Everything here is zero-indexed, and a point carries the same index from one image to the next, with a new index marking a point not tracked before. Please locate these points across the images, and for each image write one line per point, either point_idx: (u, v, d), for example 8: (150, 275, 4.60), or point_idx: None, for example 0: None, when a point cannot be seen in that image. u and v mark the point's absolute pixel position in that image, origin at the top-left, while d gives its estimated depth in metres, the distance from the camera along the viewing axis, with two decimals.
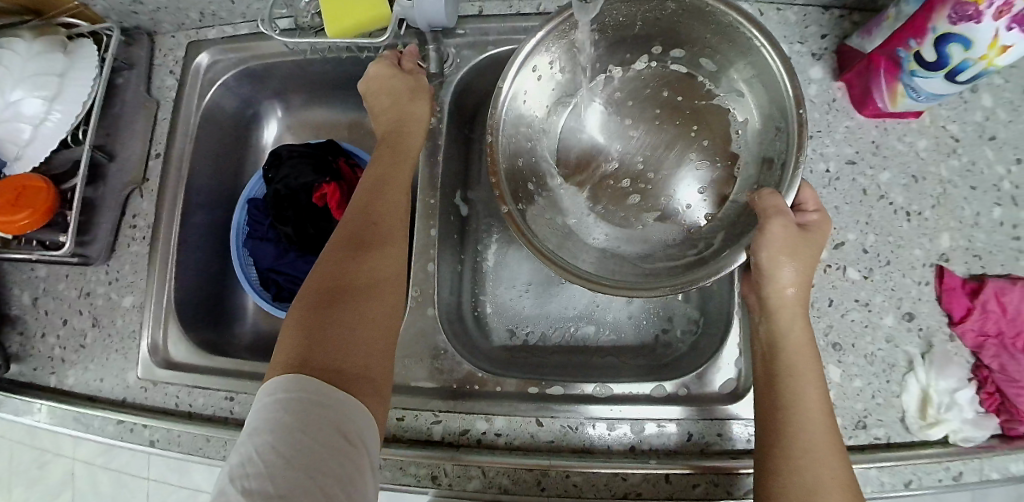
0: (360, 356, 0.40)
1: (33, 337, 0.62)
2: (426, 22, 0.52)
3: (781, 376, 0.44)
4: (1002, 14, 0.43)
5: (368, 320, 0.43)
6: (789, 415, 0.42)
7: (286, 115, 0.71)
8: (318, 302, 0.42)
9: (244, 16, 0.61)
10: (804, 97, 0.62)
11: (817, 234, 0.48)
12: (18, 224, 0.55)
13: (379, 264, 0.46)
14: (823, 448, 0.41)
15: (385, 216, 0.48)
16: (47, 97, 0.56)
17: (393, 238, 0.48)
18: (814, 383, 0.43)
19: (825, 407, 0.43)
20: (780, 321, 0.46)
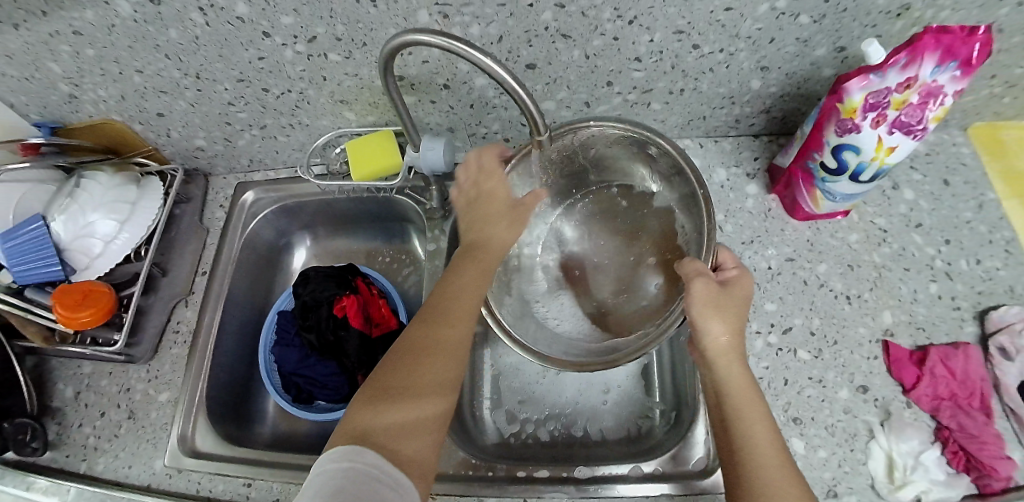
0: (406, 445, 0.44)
1: (70, 427, 0.69)
2: (429, 168, 0.65)
3: (732, 414, 0.50)
4: (877, 122, 0.56)
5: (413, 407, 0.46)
6: (745, 454, 0.47)
7: (313, 244, 0.83)
8: (366, 395, 0.47)
9: (285, 164, 0.76)
10: (744, 208, 0.73)
11: (738, 287, 0.56)
12: (78, 320, 0.65)
13: (437, 349, 0.50)
14: (779, 475, 0.45)
15: (462, 303, 0.53)
16: (119, 220, 0.68)
17: (456, 328, 0.52)
18: (761, 418, 0.49)
19: (775, 440, 0.48)
20: (721, 366, 0.52)
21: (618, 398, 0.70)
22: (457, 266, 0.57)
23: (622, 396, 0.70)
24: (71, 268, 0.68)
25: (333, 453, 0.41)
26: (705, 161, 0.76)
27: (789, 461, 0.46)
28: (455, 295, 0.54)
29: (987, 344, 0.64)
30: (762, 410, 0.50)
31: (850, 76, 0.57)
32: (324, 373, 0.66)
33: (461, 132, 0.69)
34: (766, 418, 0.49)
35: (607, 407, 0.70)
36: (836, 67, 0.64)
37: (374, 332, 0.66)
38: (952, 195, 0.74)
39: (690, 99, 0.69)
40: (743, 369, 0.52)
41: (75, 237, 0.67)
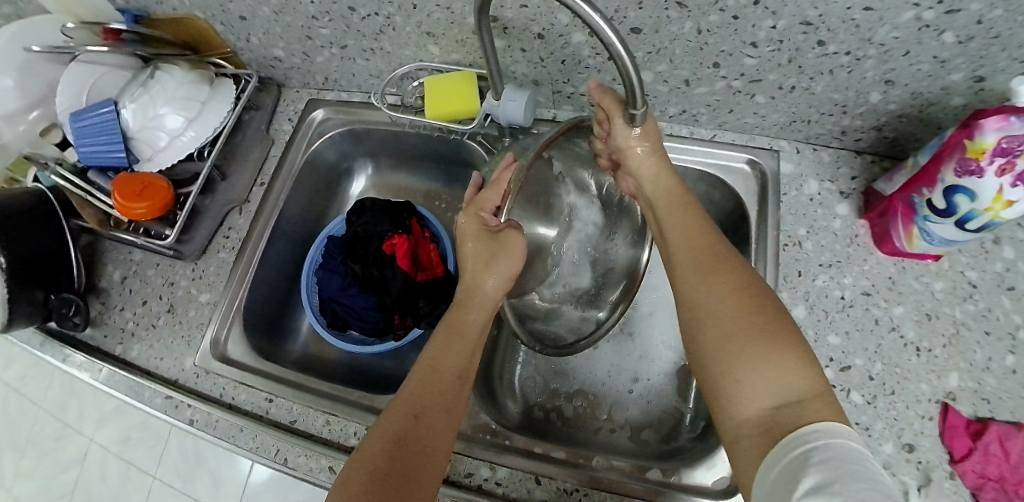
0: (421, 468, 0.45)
1: (113, 309, 0.73)
2: (507, 119, 0.62)
3: (680, 292, 0.47)
4: (1004, 171, 0.49)
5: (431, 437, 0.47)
6: (707, 319, 0.43)
7: (374, 173, 0.81)
8: (388, 428, 0.46)
9: (360, 87, 0.74)
10: (829, 229, 0.66)
11: (658, 176, 0.56)
12: (134, 211, 0.66)
13: (438, 419, 0.48)
14: (747, 337, 0.41)
15: (450, 368, 0.51)
16: (187, 117, 0.68)
17: (453, 396, 0.50)
18: (716, 281, 0.45)
19: (742, 289, 0.44)
20: (675, 249, 0.50)
21: (645, 390, 0.67)
22: (444, 343, 0.53)
23: (648, 390, 0.67)
24: (134, 157, 0.69)
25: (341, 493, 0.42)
26: (799, 169, 0.69)
27: (762, 313, 0.42)
28: (441, 359, 0.51)
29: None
30: (724, 272, 0.45)
31: (990, 113, 0.50)
32: (364, 306, 0.65)
33: (546, 87, 0.65)
34: (738, 277, 0.45)
35: (632, 398, 0.66)
36: (966, 98, 0.57)
37: (418, 277, 0.65)
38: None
39: (798, 99, 0.63)
40: (708, 239, 0.49)
41: (143, 127, 0.67)
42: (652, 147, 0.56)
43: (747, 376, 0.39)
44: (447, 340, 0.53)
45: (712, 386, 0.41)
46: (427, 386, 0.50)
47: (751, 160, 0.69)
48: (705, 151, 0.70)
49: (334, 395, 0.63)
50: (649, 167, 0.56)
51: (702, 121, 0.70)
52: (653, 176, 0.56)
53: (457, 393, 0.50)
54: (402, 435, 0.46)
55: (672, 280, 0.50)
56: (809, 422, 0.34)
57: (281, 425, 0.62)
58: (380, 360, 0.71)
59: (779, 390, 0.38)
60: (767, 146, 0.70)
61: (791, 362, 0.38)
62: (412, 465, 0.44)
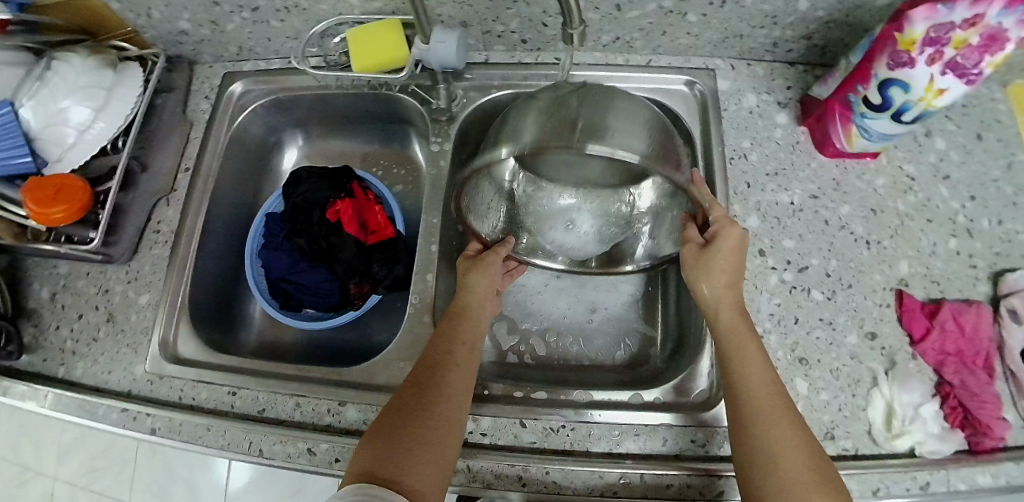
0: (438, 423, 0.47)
1: (47, 329, 0.66)
2: (439, 63, 0.59)
3: (741, 410, 0.48)
4: (933, 60, 0.50)
5: (446, 403, 0.49)
6: (763, 430, 0.46)
7: (306, 143, 0.77)
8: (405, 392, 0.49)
9: (278, 53, 0.69)
10: (771, 138, 0.67)
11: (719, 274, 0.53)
12: (51, 217, 0.60)
13: (450, 388, 0.50)
14: (800, 462, 0.44)
15: (462, 350, 0.53)
16: (94, 108, 0.62)
17: (464, 372, 0.52)
18: (778, 409, 0.47)
19: (797, 424, 0.47)
20: (747, 355, 0.50)
21: (607, 319, 0.67)
22: (452, 326, 0.55)
23: (608, 318, 0.67)
24: (42, 159, 0.62)
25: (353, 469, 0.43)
26: (735, 84, 0.69)
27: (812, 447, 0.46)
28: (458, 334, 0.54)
29: (998, 305, 0.60)
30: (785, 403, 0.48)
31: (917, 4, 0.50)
32: (314, 280, 0.62)
33: (476, 28, 0.63)
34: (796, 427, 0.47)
35: (595, 327, 0.66)
36: None
37: (369, 240, 0.63)
38: (982, 150, 0.67)
39: (730, 13, 0.62)
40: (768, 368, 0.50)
41: (47, 124, 0.61)
42: (705, 261, 0.53)
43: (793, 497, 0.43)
44: (456, 324, 0.55)
45: (761, 482, 0.44)
46: (445, 358, 0.52)
47: (689, 81, 0.69)
48: (645, 76, 0.70)
49: (302, 376, 0.60)
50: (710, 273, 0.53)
51: (637, 47, 0.69)
52: (719, 306, 0.53)
53: (469, 363, 0.52)
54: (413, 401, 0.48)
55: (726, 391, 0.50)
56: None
57: (250, 416, 0.58)
58: (342, 333, 0.68)
59: None
60: (703, 65, 0.70)
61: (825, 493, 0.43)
62: (426, 432, 0.46)
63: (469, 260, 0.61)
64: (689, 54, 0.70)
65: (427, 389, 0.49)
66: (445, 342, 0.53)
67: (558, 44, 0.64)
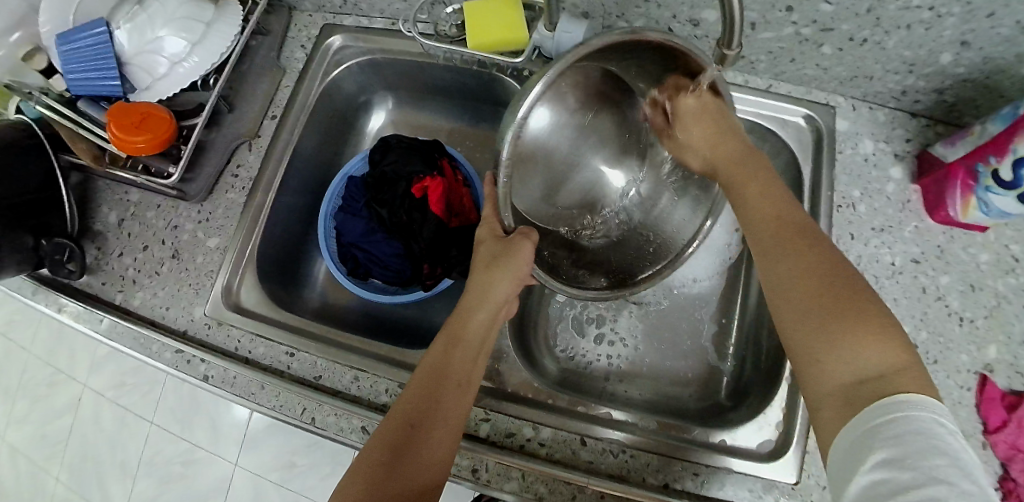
0: (421, 472, 0.43)
1: (110, 255, 0.68)
2: (559, 53, 0.56)
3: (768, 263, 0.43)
4: None
5: (433, 447, 0.45)
6: (776, 291, 0.42)
7: (394, 107, 0.75)
8: (390, 428, 0.45)
9: (382, 12, 0.66)
10: (882, 192, 0.63)
11: (692, 135, 0.53)
12: (134, 146, 0.59)
13: (434, 421, 0.45)
14: (819, 302, 0.39)
15: (451, 379, 0.48)
16: (190, 41, 0.61)
17: (452, 407, 0.47)
18: (797, 252, 0.42)
19: (827, 260, 0.41)
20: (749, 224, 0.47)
21: (676, 344, 0.65)
22: (444, 352, 0.49)
23: (676, 343, 0.65)
24: (130, 86, 0.62)
25: None
26: (852, 127, 0.65)
27: (836, 279, 0.40)
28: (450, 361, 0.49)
29: None
30: (809, 242, 0.42)
31: None
32: (389, 253, 0.61)
33: (597, 21, 0.59)
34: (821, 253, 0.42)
35: (662, 351, 0.64)
36: None
37: (451, 223, 0.60)
38: None
39: (868, 53, 0.58)
40: (779, 206, 0.46)
41: (139, 51, 0.60)
42: (701, 115, 0.52)
43: (837, 348, 0.37)
44: (452, 347, 0.50)
45: (806, 367, 0.38)
46: (433, 388, 0.47)
47: (808, 115, 0.65)
48: (760, 101, 0.66)
49: (360, 349, 0.60)
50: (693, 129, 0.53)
51: (759, 69, 0.66)
52: (704, 142, 0.53)
53: (459, 398, 0.47)
54: (394, 444, 0.44)
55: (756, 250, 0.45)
56: (901, 403, 0.33)
57: (303, 381, 0.58)
58: (403, 308, 0.67)
59: (867, 363, 0.36)
60: (824, 101, 0.66)
61: (877, 333, 0.37)
62: (405, 478, 0.43)
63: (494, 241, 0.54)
64: (810, 86, 0.66)
65: (413, 428, 0.45)
66: (439, 369, 0.48)
67: None
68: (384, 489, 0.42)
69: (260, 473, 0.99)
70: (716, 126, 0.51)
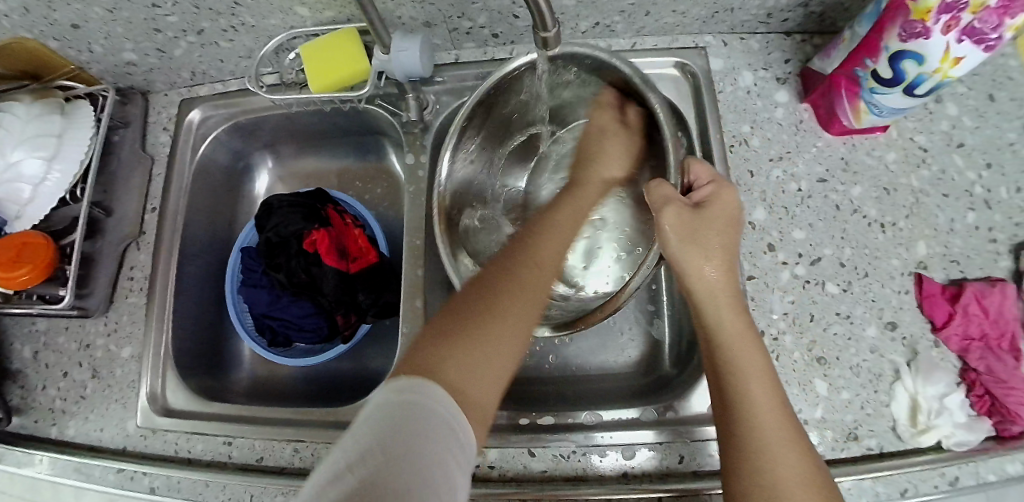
0: (503, 317, 0.41)
1: (34, 390, 0.66)
2: (404, 73, 0.53)
3: (733, 409, 0.43)
4: (949, 28, 0.45)
5: (511, 310, 0.42)
6: (744, 431, 0.41)
7: (276, 165, 0.73)
8: (468, 293, 0.43)
9: (233, 73, 0.64)
10: (771, 120, 0.62)
11: (704, 274, 0.48)
12: (18, 280, 0.57)
13: (516, 301, 0.42)
14: (783, 446, 0.40)
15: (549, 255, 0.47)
16: (46, 157, 0.59)
17: (537, 279, 0.45)
18: (764, 390, 0.43)
19: (781, 407, 0.43)
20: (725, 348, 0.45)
21: (613, 325, 0.63)
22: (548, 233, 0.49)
23: (613, 324, 0.63)
24: (1, 219, 0.60)
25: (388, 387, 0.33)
26: (728, 63, 0.64)
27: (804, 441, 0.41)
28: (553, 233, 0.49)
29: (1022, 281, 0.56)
30: (768, 375, 0.44)
31: None
32: (300, 314, 0.59)
33: (441, 27, 0.56)
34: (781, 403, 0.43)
35: (601, 337, 0.63)
36: None
37: (351, 269, 0.58)
38: (997, 112, 0.62)
39: None
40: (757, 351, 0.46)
41: (1, 180, 0.58)
42: (692, 228, 0.50)
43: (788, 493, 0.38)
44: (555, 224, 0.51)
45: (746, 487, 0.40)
46: (534, 256, 0.46)
47: (679, 62, 0.64)
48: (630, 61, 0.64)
49: (297, 419, 0.58)
50: (692, 257, 0.49)
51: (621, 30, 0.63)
52: (691, 252, 0.49)
53: (549, 272, 0.46)
54: (474, 303, 0.41)
55: (717, 388, 0.45)
56: None
57: (248, 467, 0.57)
58: (335, 363, 0.66)
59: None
60: (693, 44, 0.64)
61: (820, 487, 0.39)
62: (453, 357, 0.37)
63: (682, 205, 0.50)
64: (676, 34, 0.65)
65: (489, 286, 0.43)
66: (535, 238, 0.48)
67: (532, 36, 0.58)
68: (462, 333, 0.39)
69: None
70: (730, 247, 0.50)
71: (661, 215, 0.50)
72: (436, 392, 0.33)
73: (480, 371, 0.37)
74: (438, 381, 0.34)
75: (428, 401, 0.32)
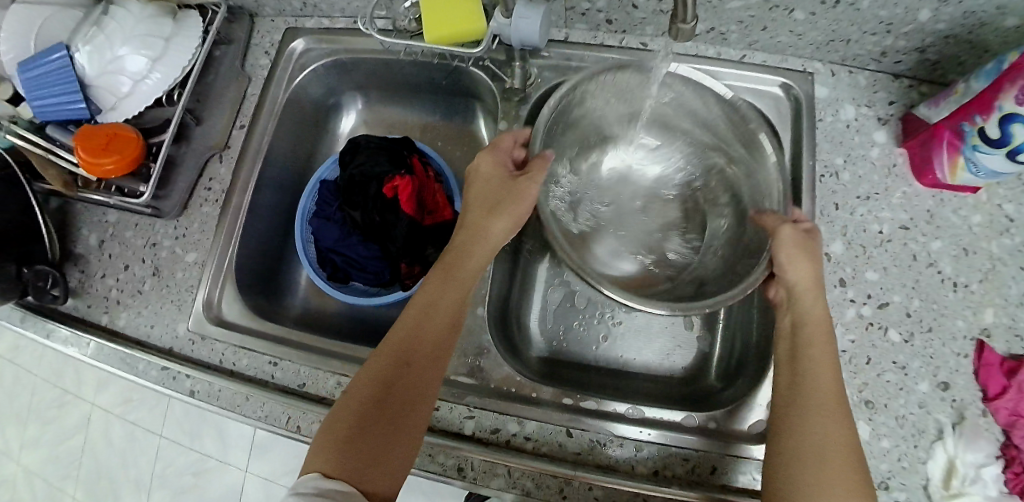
0: (407, 391, 0.47)
1: (94, 276, 0.68)
2: (519, 40, 0.54)
3: (794, 419, 0.44)
4: None
5: (412, 380, 0.47)
6: (795, 423, 0.43)
7: (364, 107, 0.74)
8: (380, 370, 0.47)
9: (343, 11, 0.65)
10: (865, 158, 0.61)
11: (814, 307, 0.48)
12: (102, 168, 0.59)
13: (417, 376, 0.47)
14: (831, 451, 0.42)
15: (442, 318, 0.50)
16: (150, 57, 0.60)
17: (432, 345, 0.49)
18: (833, 426, 0.43)
19: (850, 445, 0.42)
20: (802, 360, 0.46)
21: (665, 327, 0.64)
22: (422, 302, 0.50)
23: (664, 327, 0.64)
24: (96, 107, 0.62)
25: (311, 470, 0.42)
26: (833, 93, 0.63)
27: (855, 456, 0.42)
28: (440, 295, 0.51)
29: None
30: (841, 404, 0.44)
31: None
32: (367, 255, 0.60)
33: (560, 3, 0.57)
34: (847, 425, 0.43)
35: (651, 336, 0.63)
36: None
37: (425, 221, 0.60)
38: None
39: (842, 15, 0.55)
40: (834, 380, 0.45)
41: (103, 72, 0.60)
42: (800, 249, 0.49)
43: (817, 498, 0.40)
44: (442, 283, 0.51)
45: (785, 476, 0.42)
46: (422, 320, 0.50)
47: (784, 83, 0.63)
48: (737, 73, 0.64)
49: (344, 354, 0.60)
50: (793, 262, 0.49)
51: (731, 40, 0.63)
52: (792, 276, 0.49)
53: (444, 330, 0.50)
54: (380, 392, 0.46)
55: (788, 388, 0.46)
56: None
57: (288, 390, 0.59)
58: (387, 309, 0.67)
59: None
60: (800, 68, 0.64)
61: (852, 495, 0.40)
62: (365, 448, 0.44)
63: (794, 230, 0.50)
64: (785, 54, 0.64)
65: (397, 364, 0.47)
66: (442, 285, 0.51)
67: (647, 28, 0.58)
68: (370, 421, 0.45)
69: (268, 478, 1.00)
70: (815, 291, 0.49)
71: (776, 241, 0.50)
72: (338, 488, 0.41)
73: (388, 451, 0.44)
74: (345, 481, 0.42)
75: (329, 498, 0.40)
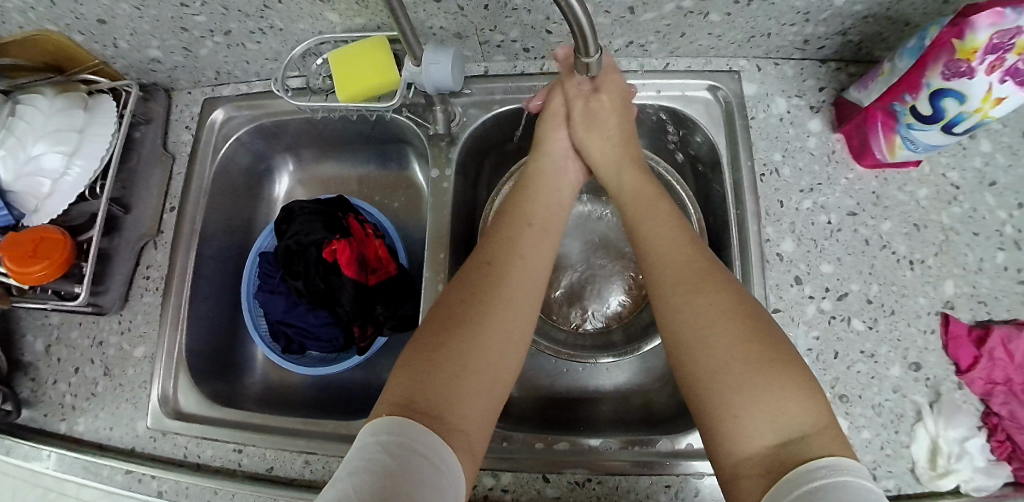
0: (493, 321, 0.45)
1: (45, 383, 0.65)
2: (434, 86, 0.52)
3: (688, 338, 0.43)
4: (995, 68, 0.44)
5: (505, 310, 0.46)
6: (687, 342, 0.43)
7: (296, 168, 0.73)
8: (453, 303, 0.46)
9: (258, 75, 0.64)
10: (804, 149, 0.61)
11: (656, 235, 0.50)
12: (34, 275, 0.56)
13: (501, 303, 0.46)
14: (727, 347, 0.41)
15: (534, 253, 0.50)
16: (67, 152, 0.57)
17: (519, 280, 0.48)
18: (725, 336, 0.42)
19: (740, 329, 0.42)
20: (672, 284, 0.46)
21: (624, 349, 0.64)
22: (524, 236, 0.51)
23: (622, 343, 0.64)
24: (19, 212, 0.59)
25: (382, 418, 0.37)
26: (762, 88, 0.63)
27: (753, 342, 0.41)
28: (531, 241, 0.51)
29: None
30: (725, 298, 0.44)
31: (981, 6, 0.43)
32: (317, 322, 0.58)
33: (472, 39, 0.56)
34: (726, 308, 0.43)
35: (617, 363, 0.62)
36: None
37: (370, 281, 0.59)
38: None
39: (757, 11, 0.55)
40: (709, 280, 0.45)
41: (19, 174, 0.56)
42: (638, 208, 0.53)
43: (744, 411, 0.38)
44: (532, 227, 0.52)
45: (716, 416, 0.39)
46: (505, 253, 0.49)
47: (712, 85, 0.63)
48: (661, 84, 0.63)
49: (309, 430, 0.58)
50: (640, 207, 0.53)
51: (653, 50, 0.62)
52: (652, 245, 0.49)
53: (530, 260, 0.50)
54: (453, 314, 0.44)
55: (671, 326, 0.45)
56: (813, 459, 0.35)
57: (259, 475, 0.56)
58: (350, 371, 0.66)
59: (779, 421, 0.37)
60: (725, 67, 0.64)
61: (784, 395, 0.38)
62: (443, 383, 0.40)
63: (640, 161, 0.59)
64: (708, 55, 0.63)
65: (486, 293, 0.46)
66: (518, 225, 0.52)
67: (564, 52, 0.58)
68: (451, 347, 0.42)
69: None
70: (673, 226, 0.50)
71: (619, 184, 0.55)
72: (420, 443, 0.35)
73: (471, 386, 0.41)
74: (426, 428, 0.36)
75: (418, 446, 0.35)
